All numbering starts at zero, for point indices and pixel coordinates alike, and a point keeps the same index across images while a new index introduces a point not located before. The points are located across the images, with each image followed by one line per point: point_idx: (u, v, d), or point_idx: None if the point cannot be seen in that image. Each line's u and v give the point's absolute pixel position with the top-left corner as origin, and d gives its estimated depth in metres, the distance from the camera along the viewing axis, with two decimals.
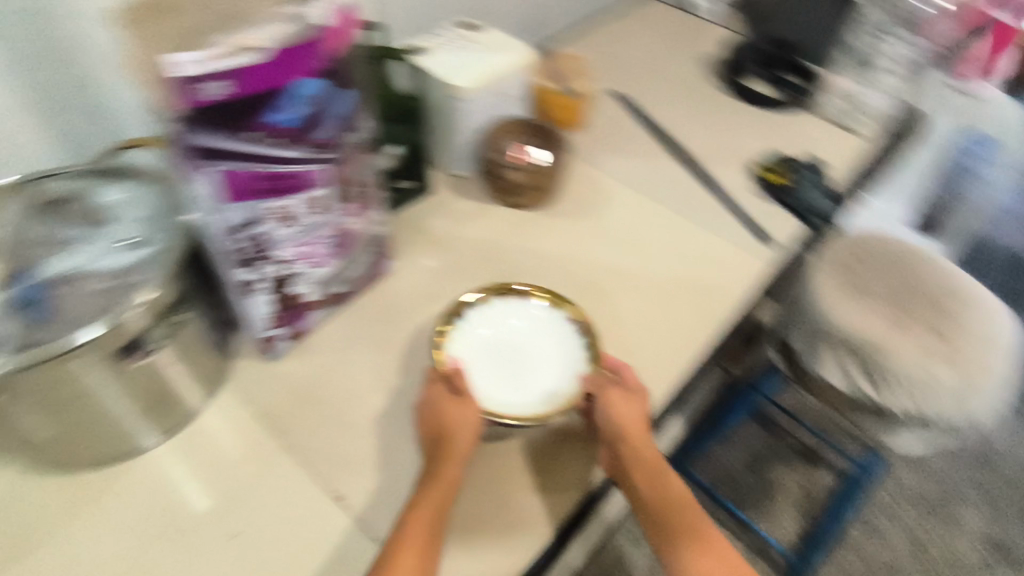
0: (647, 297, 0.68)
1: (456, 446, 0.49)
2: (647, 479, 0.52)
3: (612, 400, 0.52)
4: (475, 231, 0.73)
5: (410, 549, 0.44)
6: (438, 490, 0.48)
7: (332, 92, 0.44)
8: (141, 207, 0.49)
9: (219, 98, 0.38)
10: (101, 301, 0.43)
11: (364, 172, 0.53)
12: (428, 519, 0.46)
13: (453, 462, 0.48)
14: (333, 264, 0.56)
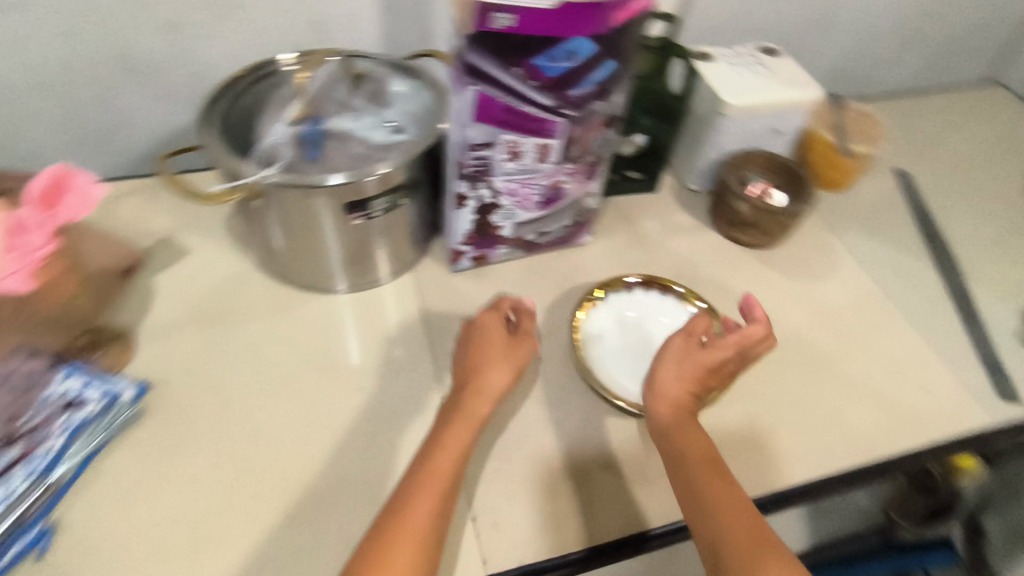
0: (826, 383, 0.61)
1: (481, 408, 0.50)
2: (692, 455, 0.48)
3: (669, 348, 0.53)
4: (680, 243, 0.72)
5: (425, 498, 0.43)
6: (453, 440, 0.47)
7: (601, 59, 0.47)
8: (413, 103, 0.57)
9: (502, 31, 0.42)
10: (355, 161, 0.52)
11: (597, 141, 0.55)
12: (446, 471, 0.45)
13: (473, 395, 0.50)
14: (536, 212, 0.60)
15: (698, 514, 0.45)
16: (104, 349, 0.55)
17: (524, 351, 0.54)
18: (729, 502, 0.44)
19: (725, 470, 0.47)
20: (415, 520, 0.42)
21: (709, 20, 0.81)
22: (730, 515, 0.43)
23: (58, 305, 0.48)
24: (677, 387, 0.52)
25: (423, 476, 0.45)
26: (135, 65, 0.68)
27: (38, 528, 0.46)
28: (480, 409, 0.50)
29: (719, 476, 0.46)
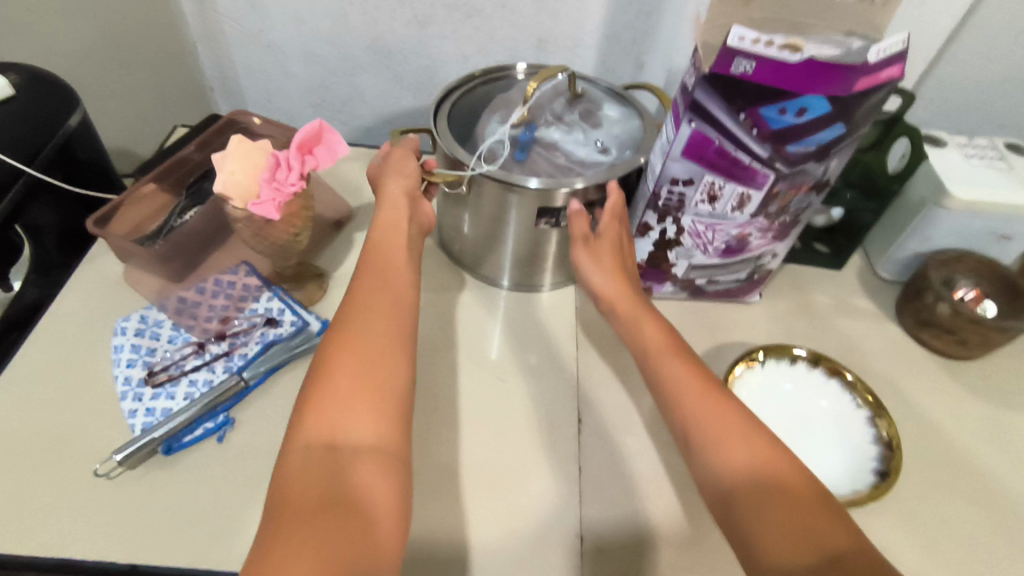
0: (999, 524, 0.53)
1: (400, 220, 0.54)
2: (670, 374, 0.46)
3: (584, 255, 0.55)
4: (853, 327, 0.68)
5: (373, 309, 0.44)
6: (384, 276, 0.48)
7: (830, 121, 0.45)
8: (625, 128, 0.60)
9: (738, 76, 0.42)
10: (564, 172, 0.56)
11: (800, 202, 0.53)
12: (388, 294, 0.46)
13: (402, 221, 0.53)
14: (715, 258, 0.59)
15: (682, 434, 0.44)
16: (303, 283, 0.63)
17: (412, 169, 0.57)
18: (709, 414, 0.43)
19: (707, 377, 0.46)
20: (364, 331, 0.43)
21: (941, 107, 0.75)
22: (711, 426, 0.42)
23: (283, 237, 0.55)
24: (639, 312, 0.52)
25: (354, 297, 0.46)
26: (382, 51, 0.78)
27: (222, 417, 0.53)
28: (398, 211, 0.54)
29: (702, 391, 0.44)
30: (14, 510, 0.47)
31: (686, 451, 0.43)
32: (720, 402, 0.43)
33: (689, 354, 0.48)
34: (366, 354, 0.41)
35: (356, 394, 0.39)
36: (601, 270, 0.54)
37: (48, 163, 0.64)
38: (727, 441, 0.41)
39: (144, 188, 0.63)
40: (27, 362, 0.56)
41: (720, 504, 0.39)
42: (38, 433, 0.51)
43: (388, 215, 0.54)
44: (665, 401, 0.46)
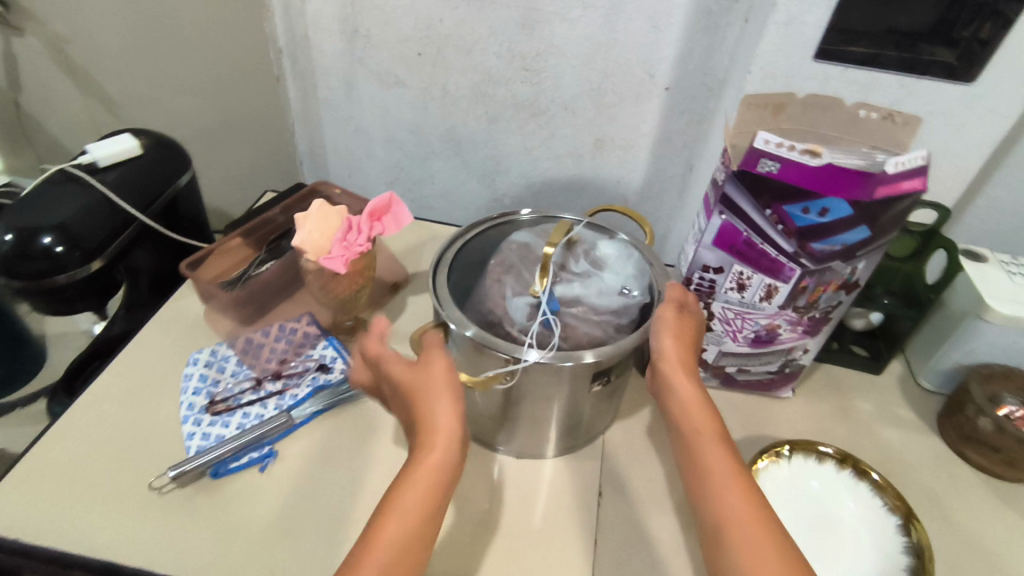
0: None
1: (450, 447, 0.46)
2: (711, 466, 0.46)
3: (670, 319, 0.53)
4: (891, 434, 0.67)
5: (388, 542, 0.42)
6: (411, 485, 0.44)
7: (852, 223, 0.49)
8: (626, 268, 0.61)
9: (764, 174, 0.48)
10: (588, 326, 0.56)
11: (829, 299, 0.55)
12: (410, 520, 0.43)
13: (437, 430, 0.46)
14: (745, 347, 0.61)
15: (716, 522, 0.44)
16: (356, 337, 0.70)
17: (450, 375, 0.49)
18: (748, 513, 0.43)
19: (745, 475, 0.46)
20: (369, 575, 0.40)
21: (994, 226, 0.76)
22: (747, 527, 0.42)
23: (346, 291, 0.61)
24: (687, 392, 0.51)
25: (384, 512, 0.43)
26: (455, 139, 0.88)
27: (266, 449, 0.58)
28: (438, 464, 0.45)
29: (740, 489, 0.45)
30: (74, 511, 0.52)
31: (710, 541, 0.44)
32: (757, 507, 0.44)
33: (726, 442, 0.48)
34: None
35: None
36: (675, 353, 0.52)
37: (157, 215, 0.75)
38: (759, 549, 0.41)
39: (232, 241, 0.72)
40: (110, 380, 0.63)
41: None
42: (107, 444, 0.57)
43: (438, 411, 0.47)
44: (699, 485, 0.46)
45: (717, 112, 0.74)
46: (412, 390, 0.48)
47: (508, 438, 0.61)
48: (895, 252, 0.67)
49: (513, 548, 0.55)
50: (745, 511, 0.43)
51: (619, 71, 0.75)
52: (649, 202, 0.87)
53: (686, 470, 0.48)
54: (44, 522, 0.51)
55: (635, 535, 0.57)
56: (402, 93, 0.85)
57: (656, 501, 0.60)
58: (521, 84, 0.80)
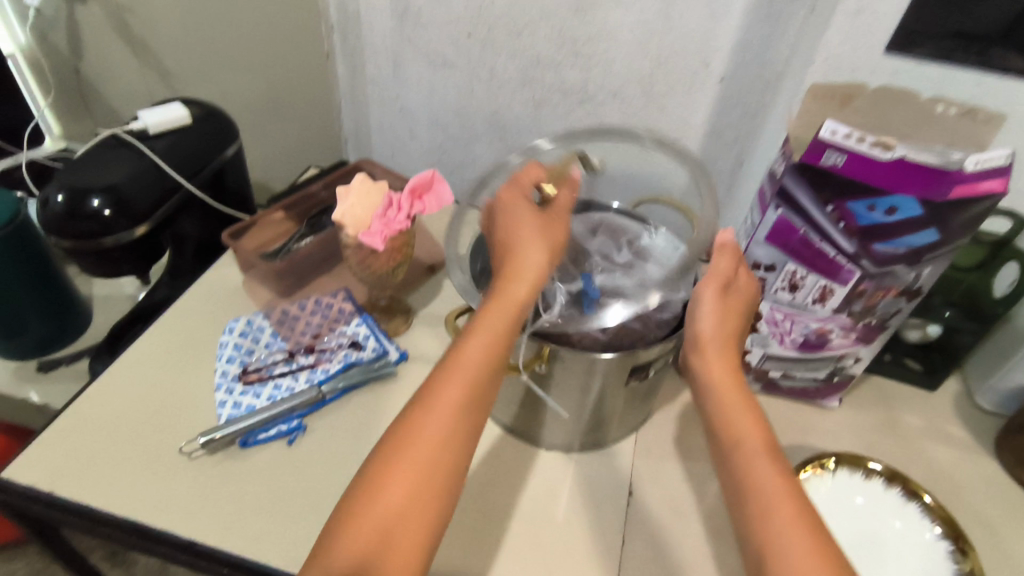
0: None
1: (523, 302, 0.46)
2: (757, 493, 0.40)
3: (710, 296, 0.48)
4: (942, 453, 0.63)
5: (445, 399, 0.42)
6: (486, 327, 0.44)
7: (922, 223, 0.46)
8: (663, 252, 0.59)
9: (827, 168, 0.45)
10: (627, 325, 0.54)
11: (888, 306, 0.52)
12: (470, 376, 0.43)
13: (516, 280, 0.46)
14: (792, 351, 0.58)
15: (761, 561, 0.38)
16: (392, 315, 0.68)
17: (562, 235, 0.51)
18: (804, 553, 0.37)
19: (803, 503, 0.39)
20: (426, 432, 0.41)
21: None
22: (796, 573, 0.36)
23: (383, 268, 0.60)
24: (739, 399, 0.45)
25: (449, 363, 0.43)
26: (499, 124, 0.86)
27: (295, 422, 0.58)
28: (522, 298, 0.45)
29: (792, 524, 0.38)
30: (108, 467, 0.53)
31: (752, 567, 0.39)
32: (810, 547, 0.37)
33: (781, 464, 0.42)
34: (419, 464, 0.40)
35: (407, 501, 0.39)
36: (720, 342, 0.47)
37: (203, 184, 0.76)
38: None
39: (273, 214, 0.73)
40: (149, 343, 0.64)
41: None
42: (143, 405, 0.58)
43: (521, 263, 0.47)
44: (745, 509, 0.40)
45: (775, 106, 0.71)
46: (512, 232, 0.49)
47: (537, 428, 0.59)
48: (960, 261, 0.62)
49: (535, 540, 0.53)
50: (793, 536, 0.38)
51: (673, 60, 0.72)
52: None
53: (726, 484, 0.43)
54: (78, 476, 0.52)
55: (664, 538, 0.55)
56: (448, 74, 0.83)
57: (687, 505, 0.57)
58: (570, 68, 0.77)
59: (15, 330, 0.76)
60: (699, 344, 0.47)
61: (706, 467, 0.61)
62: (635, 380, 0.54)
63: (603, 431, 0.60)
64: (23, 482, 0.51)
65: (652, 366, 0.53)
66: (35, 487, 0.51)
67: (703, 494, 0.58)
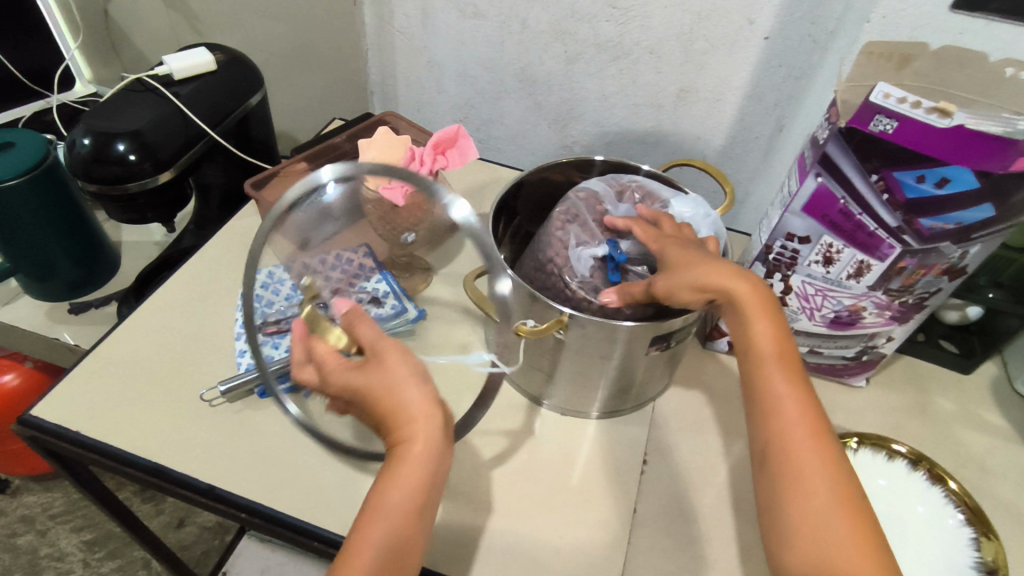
0: None
1: (427, 465, 0.41)
2: (777, 395, 0.42)
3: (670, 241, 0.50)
4: (972, 438, 0.61)
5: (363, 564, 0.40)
6: (395, 489, 0.41)
7: (974, 198, 0.43)
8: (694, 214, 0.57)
9: (876, 134, 0.43)
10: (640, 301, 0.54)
11: (927, 285, 0.49)
12: (382, 541, 0.41)
13: (408, 431, 0.41)
14: (821, 328, 0.56)
15: (780, 502, 0.40)
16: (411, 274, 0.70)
17: (400, 367, 0.42)
18: (820, 507, 0.39)
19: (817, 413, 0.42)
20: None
21: None
22: (808, 476, 0.39)
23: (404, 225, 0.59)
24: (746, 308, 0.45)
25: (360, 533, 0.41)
26: (529, 79, 0.83)
27: None
28: (423, 452, 0.41)
29: (808, 432, 0.41)
30: (134, 409, 0.54)
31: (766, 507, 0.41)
32: (819, 453, 0.40)
33: (798, 372, 0.43)
34: None
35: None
36: (700, 261, 0.47)
37: (227, 133, 0.75)
38: (809, 490, 0.39)
39: (295, 165, 0.72)
40: (173, 291, 0.64)
41: (778, 540, 0.40)
42: (166, 352, 0.58)
43: (400, 419, 0.42)
44: (763, 412, 0.43)
45: (821, 69, 0.67)
46: (365, 396, 0.42)
47: (555, 392, 0.59)
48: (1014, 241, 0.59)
49: (549, 503, 0.53)
50: (819, 479, 0.39)
51: (716, 15, 0.68)
52: (729, 163, 0.80)
53: (753, 423, 0.43)
54: (105, 418, 0.53)
55: (678, 507, 0.54)
56: (478, 25, 0.80)
57: (702, 477, 0.57)
58: (605, 22, 0.74)
59: (46, 272, 0.78)
60: (670, 271, 0.47)
61: (726, 439, 0.60)
62: (656, 350, 0.52)
63: (621, 399, 0.59)
64: (53, 420, 0.52)
65: (675, 335, 0.52)
66: (63, 426, 0.52)
67: (720, 464, 0.58)
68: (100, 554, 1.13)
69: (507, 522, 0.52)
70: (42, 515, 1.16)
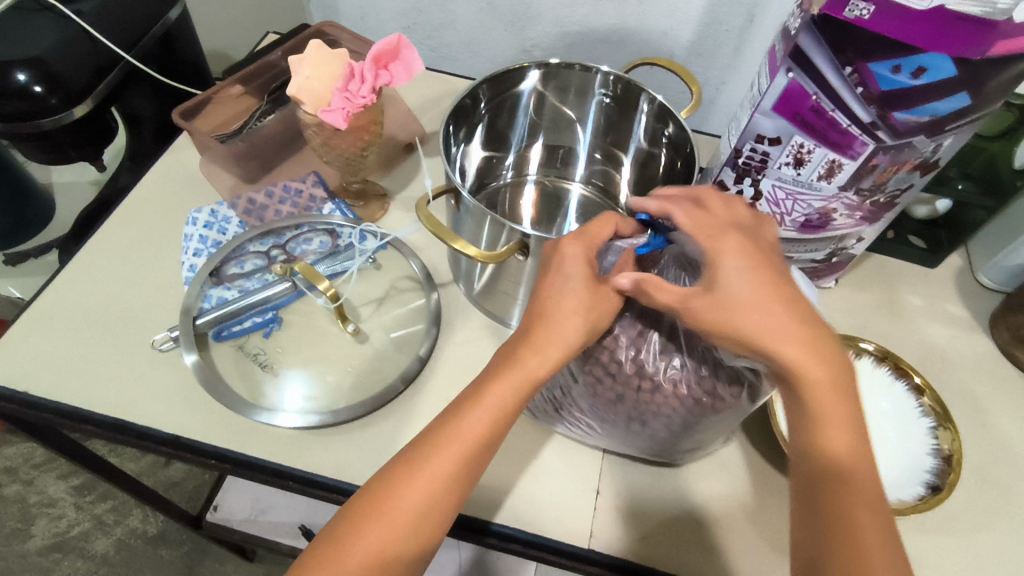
0: None
1: (511, 402, 0.39)
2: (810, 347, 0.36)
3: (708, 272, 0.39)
4: (936, 331, 0.62)
5: (423, 483, 0.37)
6: (492, 407, 0.38)
7: (953, 88, 0.40)
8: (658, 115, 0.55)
9: (852, 22, 0.39)
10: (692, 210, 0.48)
11: (900, 181, 0.48)
12: (472, 444, 0.38)
13: (529, 355, 0.39)
14: (792, 233, 0.54)
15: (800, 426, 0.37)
16: (366, 202, 0.63)
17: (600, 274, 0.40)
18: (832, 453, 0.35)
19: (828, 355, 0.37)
20: (402, 512, 0.36)
21: None
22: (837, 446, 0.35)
23: (351, 150, 0.55)
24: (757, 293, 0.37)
25: (438, 442, 0.37)
26: None
27: (270, 314, 0.55)
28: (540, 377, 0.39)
29: (833, 383, 0.36)
30: (82, 365, 0.51)
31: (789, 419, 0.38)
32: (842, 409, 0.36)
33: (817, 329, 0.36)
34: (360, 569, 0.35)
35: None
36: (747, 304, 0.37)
37: (147, 52, 0.68)
38: (826, 436, 0.36)
39: (228, 89, 0.65)
40: (110, 235, 0.60)
41: (803, 519, 0.35)
42: (110, 301, 0.55)
43: (541, 341, 0.40)
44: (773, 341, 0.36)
45: None
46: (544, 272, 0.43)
47: None
48: (987, 130, 0.59)
49: (523, 426, 0.52)
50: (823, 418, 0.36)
51: None
52: (697, 61, 0.75)
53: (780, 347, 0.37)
54: (51, 377, 0.50)
55: None
56: None
57: None
58: None
59: None
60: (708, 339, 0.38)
61: None
62: None
63: None
64: None
65: None
66: (11, 387, 0.50)
67: None
68: (92, 497, 1.13)
69: None
70: (25, 464, 1.15)
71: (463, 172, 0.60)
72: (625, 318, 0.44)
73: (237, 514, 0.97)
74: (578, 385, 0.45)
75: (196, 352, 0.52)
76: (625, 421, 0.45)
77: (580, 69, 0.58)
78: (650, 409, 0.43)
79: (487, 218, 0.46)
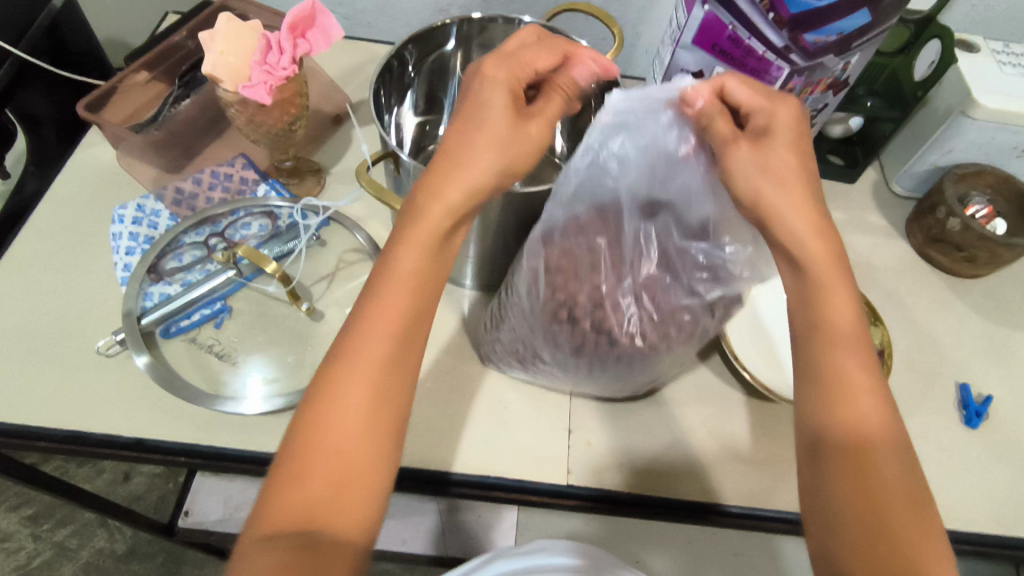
0: (971, 428, 0.54)
1: (421, 261, 0.38)
2: (823, 265, 0.38)
3: (777, 142, 0.39)
4: (859, 241, 0.66)
5: (359, 371, 0.36)
6: (407, 263, 0.38)
7: (855, 6, 0.42)
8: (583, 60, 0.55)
9: None
10: None
11: (816, 101, 0.51)
12: (398, 315, 0.37)
13: (436, 210, 0.38)
14: None
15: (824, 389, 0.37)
16: (300, 178, 0.62)
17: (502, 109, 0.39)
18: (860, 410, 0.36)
19: (837, 252, 0.39)
20: (352, 407, 0.35)
21: (996, 15, 0.68)
22: (851, 372, 0.37)
23: (277, 126, 0.53)
24: (784, 186, 0.38)
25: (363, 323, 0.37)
26: None
27: (219, 304, 0.54)
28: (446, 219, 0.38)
29: (860, 365, 0.37)
30: (23, 383, 0.49)
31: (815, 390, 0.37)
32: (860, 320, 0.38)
33: (836, 249, 0.39)
34: (328, 476, 0.34)
35: (312, 529, 0.33)
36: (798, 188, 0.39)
37: (36, 46, 0.64)
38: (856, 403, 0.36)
39: (136, 75, 0.62)
40: (27, 244, 0.56)
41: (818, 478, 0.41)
42: (42, 314, 0.52)
43: (447, 192, 0.38)
44: (811, 325, 0.38)
45: None
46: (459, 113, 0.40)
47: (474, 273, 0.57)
48: (885, 45, 0.62)
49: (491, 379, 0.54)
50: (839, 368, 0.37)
51: None
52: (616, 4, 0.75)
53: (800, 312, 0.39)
54: None
55: None
56: None
57: None
58: None
59: None
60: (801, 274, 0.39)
61: None
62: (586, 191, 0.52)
63: None
64: None
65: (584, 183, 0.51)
66: None
67: None
68: (49, 524, 1.08)
69: (449, 407, 0.52)
70: None
71: (399, 139, 0.60)
72: (576, 271, 0.45)
73: (211, 515, 0.95)
74: (540, 336, 0.46)
75: (146, 353, 0.50)
76: (586, 367, 0.47)
77: (502, 22, 0.57)
78: (609, 355, 0.45)
79: (429, 178, 0.46)
